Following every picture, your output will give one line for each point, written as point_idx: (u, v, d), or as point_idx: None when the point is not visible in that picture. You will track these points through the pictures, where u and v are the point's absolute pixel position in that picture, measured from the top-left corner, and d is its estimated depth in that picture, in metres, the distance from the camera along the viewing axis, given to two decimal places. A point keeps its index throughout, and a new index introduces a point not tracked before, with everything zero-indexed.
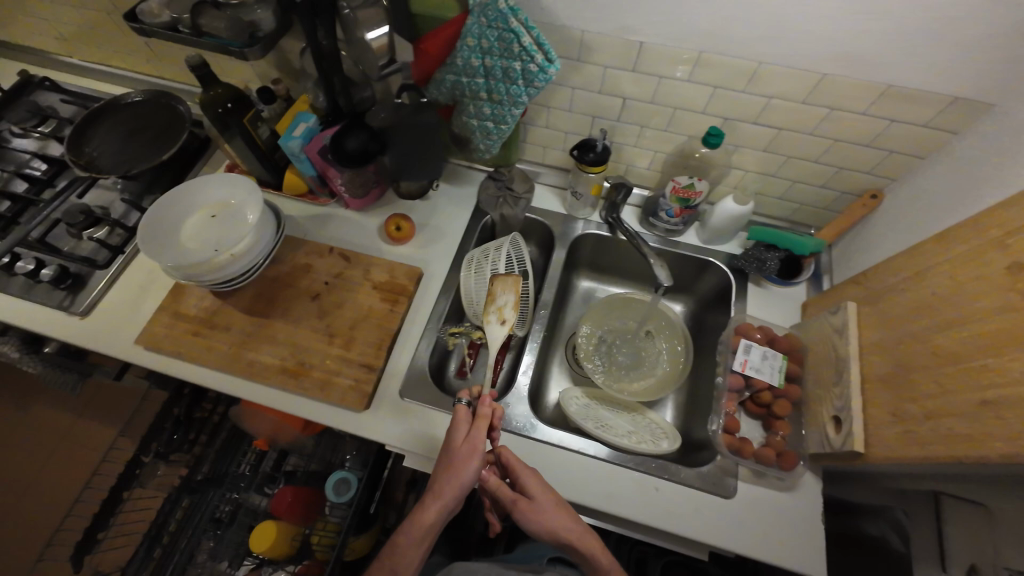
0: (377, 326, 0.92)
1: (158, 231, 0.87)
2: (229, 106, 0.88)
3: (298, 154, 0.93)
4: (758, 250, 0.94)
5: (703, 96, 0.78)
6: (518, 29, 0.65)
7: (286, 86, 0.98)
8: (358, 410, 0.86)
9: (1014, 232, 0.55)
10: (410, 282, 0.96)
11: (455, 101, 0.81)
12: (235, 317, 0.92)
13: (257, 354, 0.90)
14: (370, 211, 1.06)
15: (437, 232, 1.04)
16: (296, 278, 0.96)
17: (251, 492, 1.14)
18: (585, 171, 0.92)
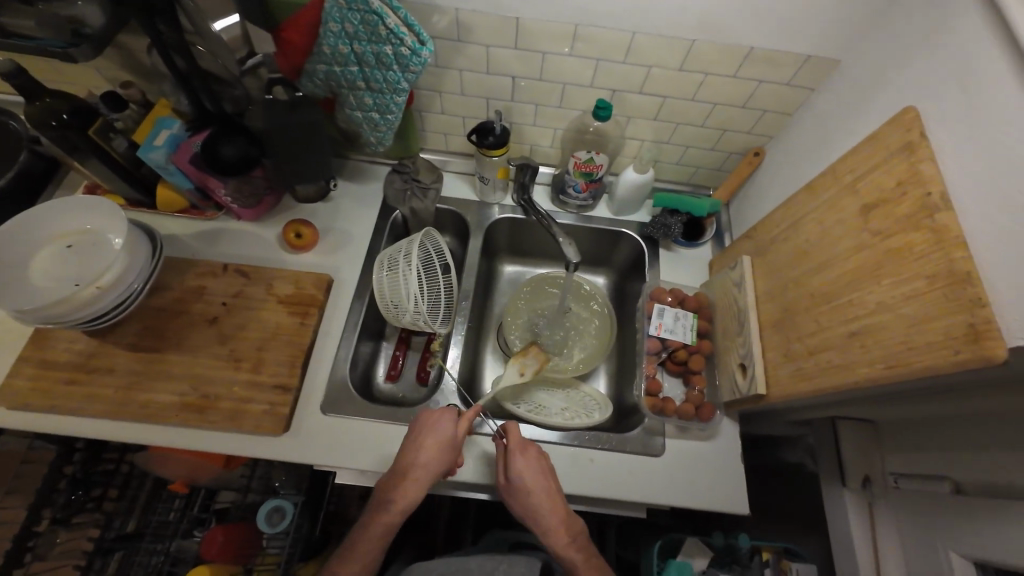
0: (288, 343, 0.85)
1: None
2: (66, 118, 0.77)
3: (164, 165, 0.83)
4: (663, 215, 0.97)
5: (588, 70, 0.78)
6: (381, 11, 0.61)
7: (140, 89, 0.87)
8: (276, 436, 0.80)
9: (862, 177, 0.60)
10: (320, 291, 0.90)
11: (333, 94, 0.75)
12: (117, 356, 0.81)
13: (148, 395, 0.80)
14: (267, 219, 0.98)
15: (344, 235, 0.98)
16: (186, 303, 0.86)
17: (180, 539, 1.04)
18: (487, 155, 0.90)
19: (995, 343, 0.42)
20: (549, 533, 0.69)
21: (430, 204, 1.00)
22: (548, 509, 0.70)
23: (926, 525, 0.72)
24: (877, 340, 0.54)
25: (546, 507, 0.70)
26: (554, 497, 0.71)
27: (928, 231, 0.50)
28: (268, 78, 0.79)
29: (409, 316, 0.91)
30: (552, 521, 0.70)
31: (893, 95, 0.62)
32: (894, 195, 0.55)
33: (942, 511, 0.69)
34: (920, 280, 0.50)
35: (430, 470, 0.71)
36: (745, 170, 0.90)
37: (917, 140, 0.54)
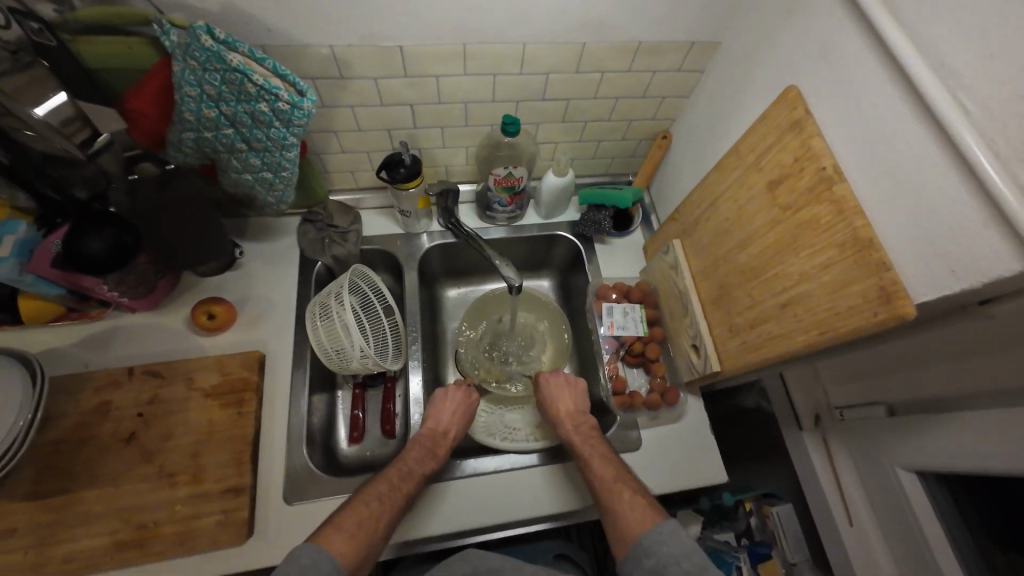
0: (227, 440, 0.76)
1: None
2: None
3: (20, 277, 0.69)
4: (591, 212, 0.98)
5: (486, 86, 0.75)
6: (242, 67, 0.54)
7: None
8: (238, 546, 0.71)
9: (762, 156, 0.64)
10: (250, 372, 0.81)
11: (210, 159, 0.66)
12: (17, 514, 0.68)
13: (69, 547, 0.67)
14: (168, 305, 0.87)
15: (265, 302, 0.89)
16: (91, 427, 0.74)
17: None
18: (402, 188, 0.85)
19: (905, 301, 0.46)
20: (561, 421, 0.78)
21: (353, 246, 0.94)
22: (564, 403, 0.81)
23: (874, 447, 0.80)
24: (806, 309, 0.58)
25: (559, 401, 0.81)
26: (576, 396, 0.82)
27: (830, 203, 0.53)
28: (125, 155, 0.70)
29: (357, 361, 0.84)
30: (565, 413, 0.79)
31: (773, 73, 0.65)
32: (794, 171, 0.58)
33: (885, 432, 0.78)
34: (832, 250, 0.53)
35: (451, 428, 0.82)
36: (656, 154, 0.94)
37: (803, 118, 0.57)
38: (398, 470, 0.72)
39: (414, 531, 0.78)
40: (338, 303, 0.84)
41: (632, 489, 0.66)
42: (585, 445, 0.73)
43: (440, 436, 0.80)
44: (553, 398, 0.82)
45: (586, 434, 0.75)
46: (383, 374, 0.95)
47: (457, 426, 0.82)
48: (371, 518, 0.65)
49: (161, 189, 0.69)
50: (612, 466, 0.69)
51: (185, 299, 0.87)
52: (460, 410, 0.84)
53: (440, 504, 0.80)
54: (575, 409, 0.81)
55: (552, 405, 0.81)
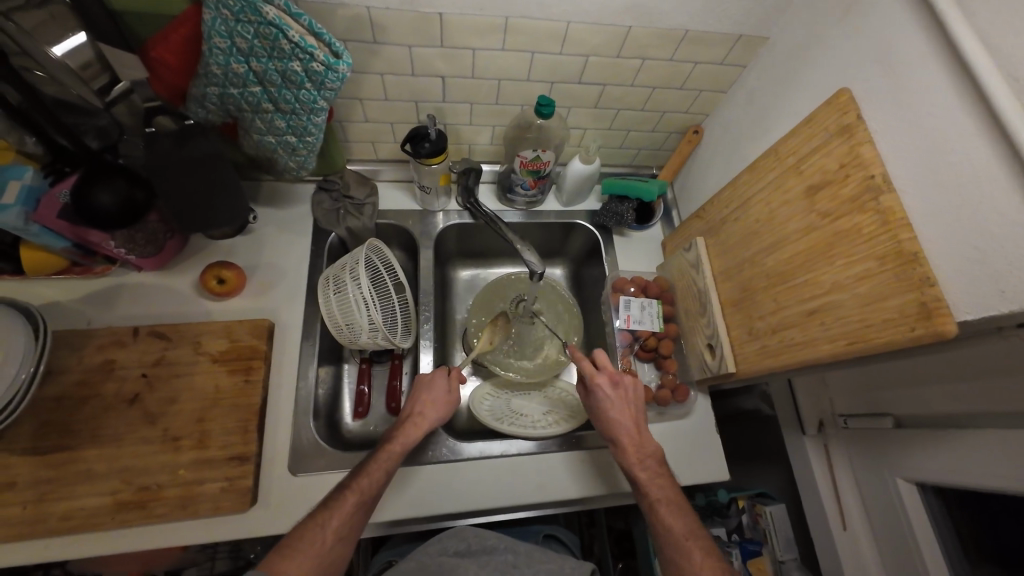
0: (233, 407, 0.74)
1: None
2: None
3: (24, 227, 0.66)
4: (613, 203, 0.96)
5: (523, 63, 0.72)
6: (278, 21, 0.51)
7: None
8: (242, 513, 0.71)
9: (805, 159, 0.62)
10: (259, 340, 0.79)
11: (233, 117, 0.63)
12: (16, 466, 0.67)
13: (69, 504, 0.67)
14: (176, 266, 0.84)
15: (275, 270, 0.87)
16: (93, 385, 0.72)
17: None
18: (425, 164, 0.82)
19: (945, 320, 0.46)
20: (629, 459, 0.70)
21: (368, 220, 0.92)
22: (626, 426, 0.72)
23: (876, 457, 0.81)
24: (834, 320, 0.57)
25: (625, 429, 0.72)
26: (637, 412, 0.74)
27: (874, 213, 0.52)
28: (145, 106, 0.62)
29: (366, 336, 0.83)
30: (630, 439, 0.71)
31: (824, 73, 0.63)
32: (838, 177, 0.57)
33: (889, 445, 0.79)
34: (871, 261, 0.53)
35: (434, 418, 0.78)
36: (685, 148, 0.92)
37: (855, 122, 0.55)
38: (364, 478, 0.69)
39: (416, 510, 0.78)
40: (352, 277, 0.81)
41: (708, 552, 0.61)
42: (656, 490, 0.67)
43: (411, 425, 0.76)
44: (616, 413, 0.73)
45: (656, 474, 0.69)
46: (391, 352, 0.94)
47: (438, 416, 0.78)
48: (326, 539, 0.63)
49: (180, 145, 0.63)
50: (686, 519, 0.64)
51: (194, 260, 0.85)
52: (443, 399, 0.80)
53: (424, 488, 0.80)
54: (636, 431, 0.72)
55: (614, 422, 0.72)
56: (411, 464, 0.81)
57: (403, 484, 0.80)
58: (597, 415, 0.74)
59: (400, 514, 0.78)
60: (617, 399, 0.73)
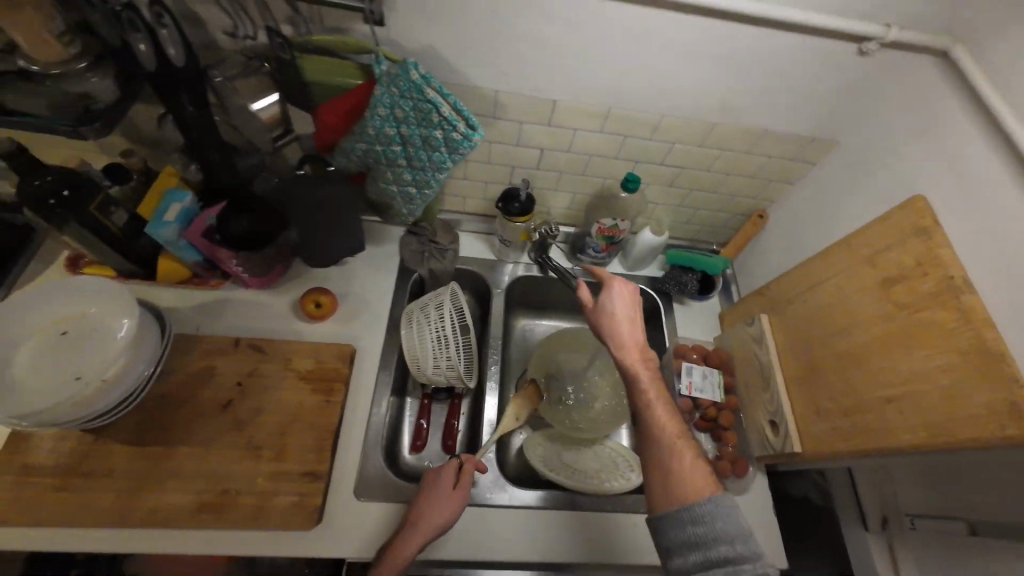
0: (312, 423, 0.79)
1: None
2: (65, 195, 0.70)
3: (175, 241, 0.77)
4: (676, 272, 1.02)
5: (615, 143, 0.82)
6: (435, 99, 0.62)
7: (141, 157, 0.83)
8: (306, 530, 0.73)
9: (879, 252, 0.67)
10: (342, 363, 0.85)
11: (368, 168, 0.74)
12: (116, 455, 0.72)
13: (154, 497, 0.71)
14: (277, 288, 0.93)
15: (361, 301, 0.95)
16: (193, 387, 0.79)
17: None
18: (511, 221, 0.91)
19: None
20: (632, 361, 0.64)
21: (448, 265, 1.00)
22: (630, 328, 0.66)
23: (949, 564, 0.77)
24: (915, 409, 0.59)
25: (627, 331, 0.66)
26: (636, 306, 0.67)
27: (956, 310, 0.56)
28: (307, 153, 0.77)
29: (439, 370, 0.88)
30: (630, 335, 0.65)
31: (894, 177, 0.70)
32: (915, 273, 0.61)
33: (964, 551, 0.75)
34: (953, 355, 0.55)
35: (437, 526, 0.72)
36: (750, 230, 0.97)
37: (932, 224, 0.61)
38: None
39: (466, 551, 0.79)
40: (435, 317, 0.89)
41: (695, 457, 0.60)
42: (643, 372, 0.63)
43: (410, 536, 0.70)
44: (622, 322, 0.66)
45: (651, 367, 0.64)
46: (452, 390, 0.98)
47: (443, 522, 0.72)
48: None
49: (316, 184, 0.76)
50: (674, 414, 0.62)
51: (293, 283, 0.94)
52: (449, 501, 0.74)
53: (476, 529, 0.80)
54: (635, 324, 0.66)
55: (619, 332, 0.65)
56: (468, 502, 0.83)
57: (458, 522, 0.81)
58: (594, 308, 0.67)
59: (452, 552, 0.78)
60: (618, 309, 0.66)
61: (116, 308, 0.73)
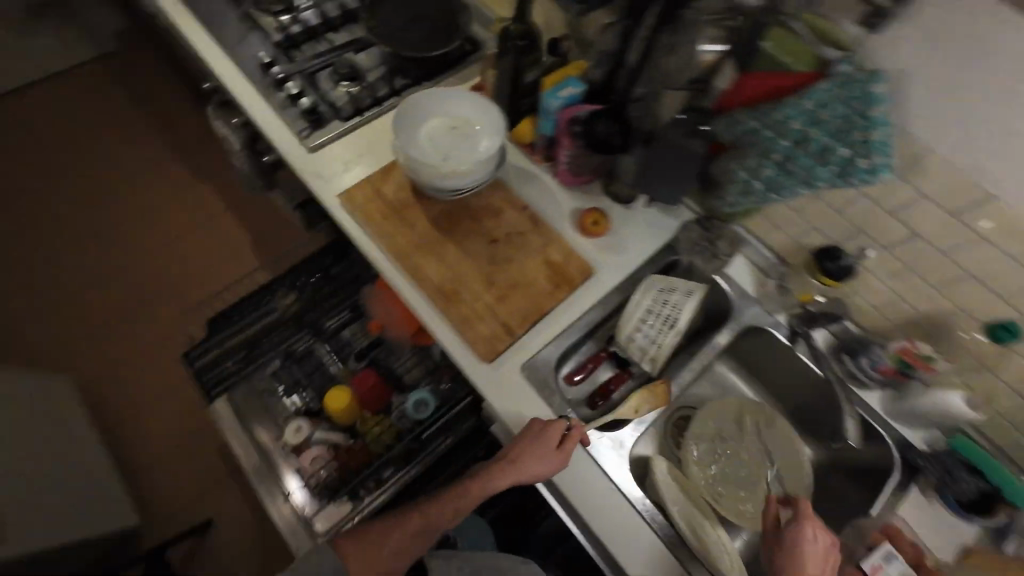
0: (535, 297, 0.94)
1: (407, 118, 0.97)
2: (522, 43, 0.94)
3: (550, 112, 0.96)
4: (953, 463, 0.85)
5: (1009, 285, 0.73)
6: (874, 121, 0.65)
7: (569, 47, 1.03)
8: (482, 359, 0.90)
9: None
10: (580, 277, 0.97)
11: (739, 144, 0.81)
12: (423, 222, 0.99)
13: (424, 263, 0.95)
14: (571, 190, 1.07)
15: (620, 245, 1.03)
16: (486, 216, 1.01)
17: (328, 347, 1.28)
18: (815, 276, 0.91)
19: None
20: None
21: (707, 270, 1.02)
22: (819, 560, 0.74)
23: None
24: None
25: (815, 564, 0.74)
26: (831, 553, 0.76)
27: None
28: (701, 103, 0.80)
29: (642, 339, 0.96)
30: (813, 573, 0.73)
31: None
32: None
33: None
34: None
35: (524, 477, 0.81)
36: None
37: None
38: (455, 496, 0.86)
39: (561, 482, 0.88)
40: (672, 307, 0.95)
41: None
42: None
43: (510, 462, 0.82)
44: (809, 559, 0.74)
45: None
46: (627, 363, 1.04)
47: (530, 474, 0.80)
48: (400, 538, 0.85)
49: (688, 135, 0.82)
50: None
51: (585, 195, 1.07)
52: (539, 458, 0.81)
53: (578, 477, 0.88)
54: (822, 559, 0.75)
55: (802, 563, 0.74)
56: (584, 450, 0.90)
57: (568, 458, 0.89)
58: (788, 536, 0.77)
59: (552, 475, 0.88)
60: (805, 542, 0.75)
61: (491, 134, 0.95)
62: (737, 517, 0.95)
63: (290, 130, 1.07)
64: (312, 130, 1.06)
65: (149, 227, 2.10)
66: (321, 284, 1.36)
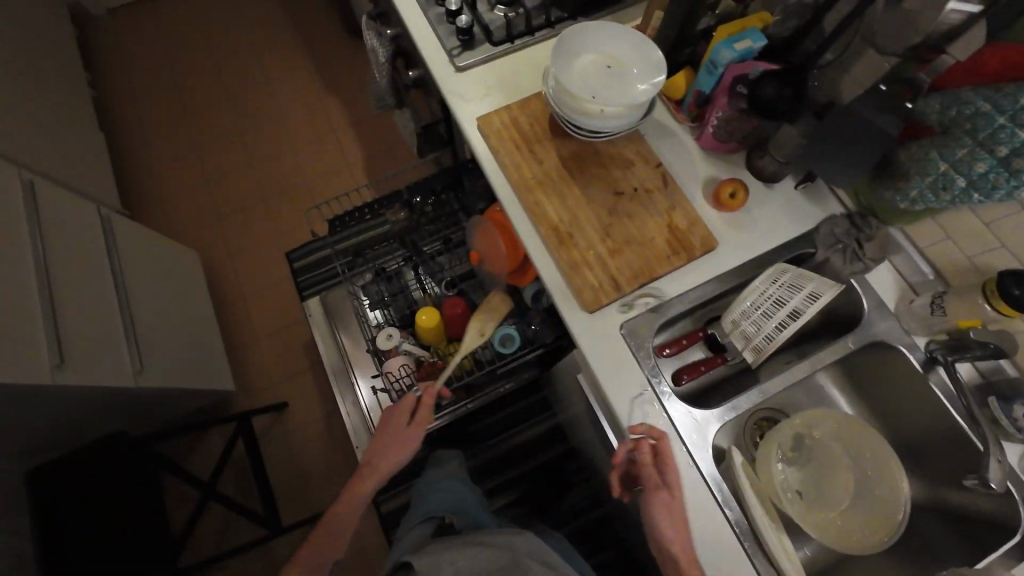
0: (651, 257, 0.91)
1: (564, 47, 0.92)
2: None
3: (716, 66, 0.88)
4: None
5: None
6: None
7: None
8: (581, 307, 0.89)
9: None
10: (700, 246, 0.92)
11: (946, 131, 0.72)
12: (549, 159, 0.97)
13: (544, 199, 0.95)
14: (709, 157, 1.00)
15: (751, 224, 0.96)
16: (615, 164, 0.97)
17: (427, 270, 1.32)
18: (989, 300, 0.81)
19: None
20: (659, 493, 0.79)
21: (844, 271, 0.92)
22: (669, 470, 0.79)
23: None
24: None
25: (670, 479, 0.79)
26: (658, 460, 0.80)
27: None
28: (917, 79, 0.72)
29: (754, 328, 0.89)
30: (659, 484, 0.79)
31: None
32: None
33: None
34: None
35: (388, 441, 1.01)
36: None
37: None
38: (340, 512, 0.99)
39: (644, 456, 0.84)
40: (787, 302, 0.85)
41: None
42: (676, 534, 0.77)
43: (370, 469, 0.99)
44: (675, 487, 0.79)
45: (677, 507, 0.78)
46: (724, 347, 0.99)
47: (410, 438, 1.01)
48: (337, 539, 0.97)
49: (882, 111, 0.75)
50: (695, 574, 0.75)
51: (723, 164, 1.00)
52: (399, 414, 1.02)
53: None
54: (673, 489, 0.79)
55: (670, 485, 0.79)
56: (677, 430, 0.85)
57: (657, 432, 0.85)
58: (654, 461, 0.81)
59: (638, 448, 0.84)
60: (644, 455, 0.80)
61: (642, 82, 0.91)
62: (820, 530, 0.88)
63: (440, 46, 1.09)
64: (461, 50, 1.08)
65: (278, 133, 2.29)
66: (432, 209, 1.35)
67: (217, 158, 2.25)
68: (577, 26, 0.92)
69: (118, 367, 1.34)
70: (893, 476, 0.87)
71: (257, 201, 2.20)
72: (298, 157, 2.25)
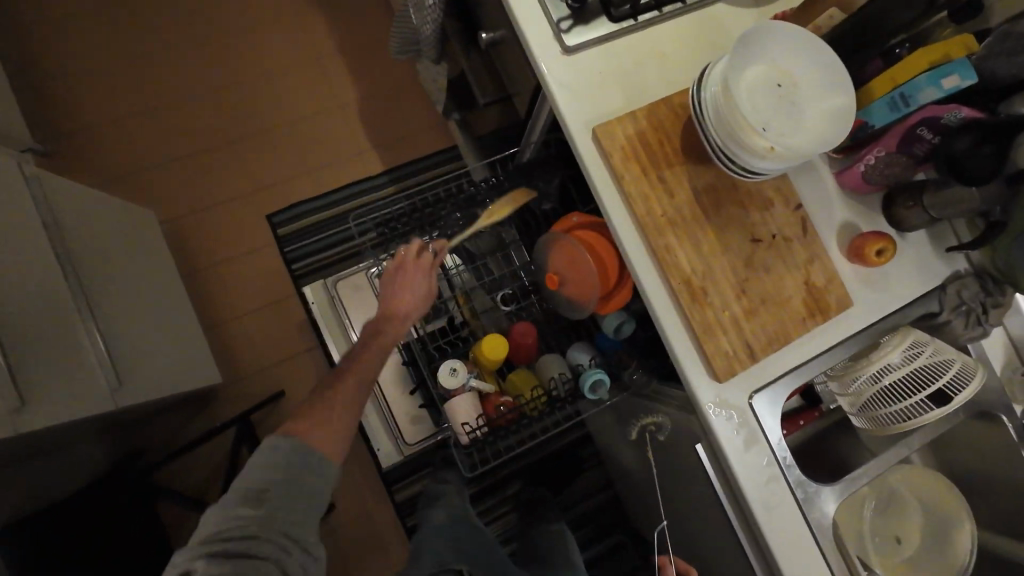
0: (786, 319, 0.81)
1: (742, 53, 0.72)
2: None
3: (909, 101, 0.75)
4: None
5: None
6: None
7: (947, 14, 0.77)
8: (709, 374, 0.79)
9: None
10: (836, 307, 0.83)
11: None
12: (682, 191, 0.80)
13: (674, 242, 0.79)
14: (851, 195, 0.87)
15: (884, 280, 0.87)
16: (754, 202, 0.82)
17: (476, 275, 1.15)
18: None
19: None
20: None
21: (962, 336, 0.88)
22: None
23: None
24: None
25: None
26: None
27: None
28: None
29: (877, 397, 0.85)
30: None
31: None
32: None
33: None
34: None
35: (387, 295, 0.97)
36: None
37: None
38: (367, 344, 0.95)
39: (770, 540, 0.78)
40: (931, 380, 0.81)
41: None
42: None
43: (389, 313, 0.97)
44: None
45: None
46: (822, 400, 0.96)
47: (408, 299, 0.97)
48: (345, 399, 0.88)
49: None
50: None
51: (863, 206, 0.87)
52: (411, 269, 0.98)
53: (787, 540, 0.78)
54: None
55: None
56: (804, 512, 0.79)
57: (783, 515, 0.79)
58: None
59: (764, 533, 0.78)
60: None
61: (821, 113, 0.73)
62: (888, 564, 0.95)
63: (544, 13, 0.83)
64: (573, 25, 0.83)
65: (248, 61, 1.83)
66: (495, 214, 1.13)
67: (172, 91, 1.80)
68: (764, 24, 0.71)
69: (92, 380, 1.10)
70: (957, 523, 0.92)
71: (225, 150, 1.79)
72: (275, 97, 1.82)
